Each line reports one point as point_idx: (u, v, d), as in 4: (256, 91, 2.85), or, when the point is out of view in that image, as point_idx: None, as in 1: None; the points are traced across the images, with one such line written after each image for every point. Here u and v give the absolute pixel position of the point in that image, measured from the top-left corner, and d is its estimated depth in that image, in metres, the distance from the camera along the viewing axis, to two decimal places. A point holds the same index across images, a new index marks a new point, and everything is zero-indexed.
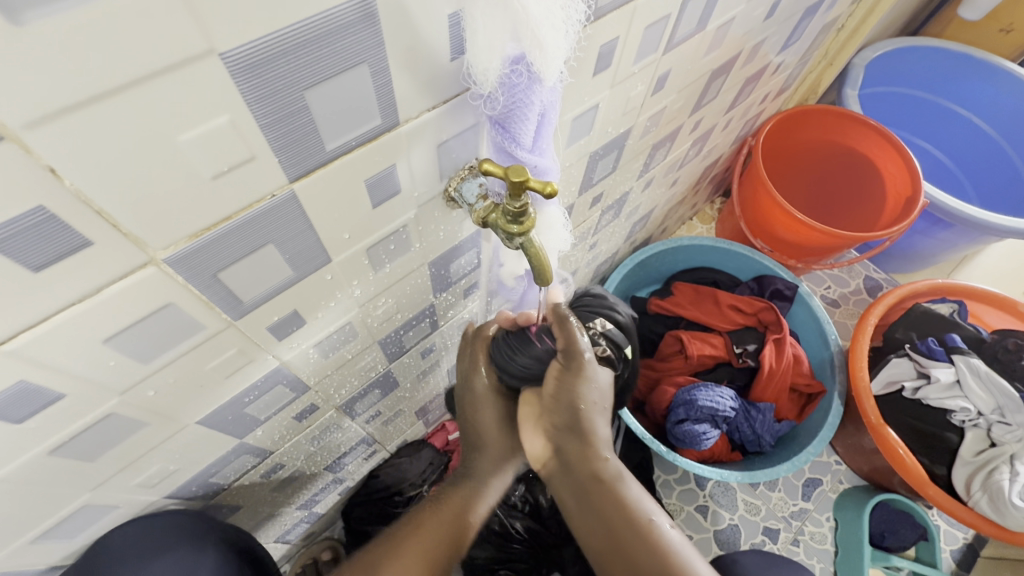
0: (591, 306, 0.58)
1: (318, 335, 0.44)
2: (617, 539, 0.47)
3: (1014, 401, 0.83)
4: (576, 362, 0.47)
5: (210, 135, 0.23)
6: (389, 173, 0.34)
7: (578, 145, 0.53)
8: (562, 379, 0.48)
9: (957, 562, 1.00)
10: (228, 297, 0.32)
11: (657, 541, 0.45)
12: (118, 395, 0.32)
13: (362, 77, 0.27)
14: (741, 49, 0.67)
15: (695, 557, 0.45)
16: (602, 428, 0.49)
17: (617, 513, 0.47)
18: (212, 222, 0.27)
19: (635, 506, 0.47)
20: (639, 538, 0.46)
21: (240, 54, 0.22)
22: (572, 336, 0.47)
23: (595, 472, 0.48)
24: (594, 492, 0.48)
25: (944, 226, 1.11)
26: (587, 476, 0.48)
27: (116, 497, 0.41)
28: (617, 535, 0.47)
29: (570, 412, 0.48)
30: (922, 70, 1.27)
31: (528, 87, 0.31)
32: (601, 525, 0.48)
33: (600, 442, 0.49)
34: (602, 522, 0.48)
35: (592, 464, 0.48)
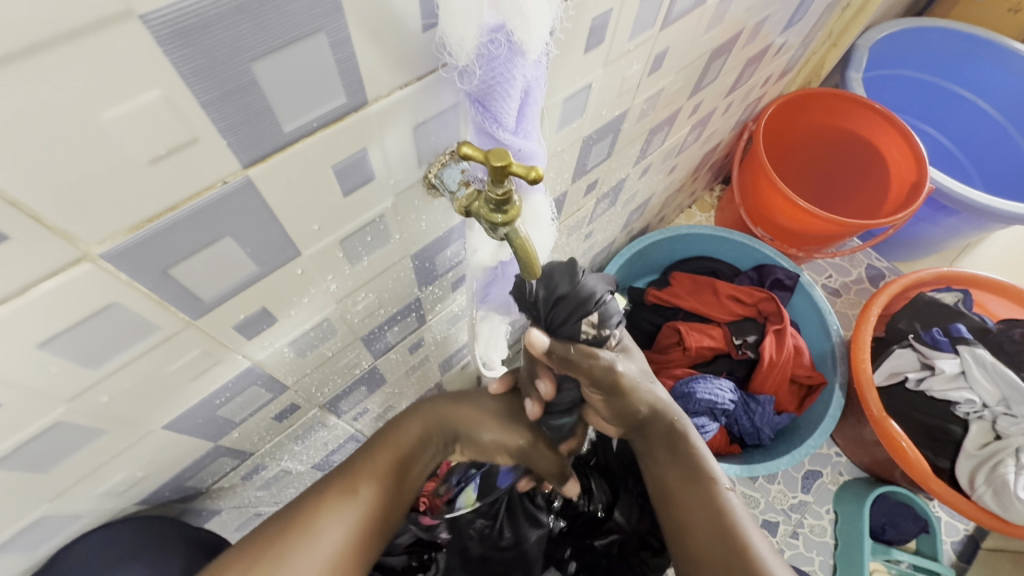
0: (568, 311, 0.40)
1: (292, 333, 0.41)
2: (681, 493, 0.53)
3: (1020, 393, 0.82)
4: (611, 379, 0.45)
5: (139, 113, 0.20)
6: (360, 158, 0.31)
7: (569, 128, 0.50)
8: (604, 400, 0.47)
9: (957, 554, 0.99)
10: (184, 295, 0.29)
11: (717, 499, 0.52)
12: (65, 402, 0.29)
13: (319, 47, 0.24)
14: (743, 27, 0.64)
15: (745, 519, 0.52)
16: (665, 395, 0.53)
17: (682, 470, 0.54)
18: (154, 213, 0.24)
19: (701, 466, 0.54)
20: (701, 494, 0.52)
21: (167, 16, 0.19)
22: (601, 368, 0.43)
23: (667, 432, 0.54)
24: (662, 448, 0.55)
25: (950, 213, 1.08)
26: (659, 434, 0.54)
27: (79, 506, 0.38)
28: (682, 488, 0.53)
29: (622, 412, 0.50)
30: (929, 51, 1.23)
31: (509, 60, 0.28)
32: (666, 479, 0.55)
33: (668, 408, 0.53)
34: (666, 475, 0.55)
35: (667, 424, 0.54)
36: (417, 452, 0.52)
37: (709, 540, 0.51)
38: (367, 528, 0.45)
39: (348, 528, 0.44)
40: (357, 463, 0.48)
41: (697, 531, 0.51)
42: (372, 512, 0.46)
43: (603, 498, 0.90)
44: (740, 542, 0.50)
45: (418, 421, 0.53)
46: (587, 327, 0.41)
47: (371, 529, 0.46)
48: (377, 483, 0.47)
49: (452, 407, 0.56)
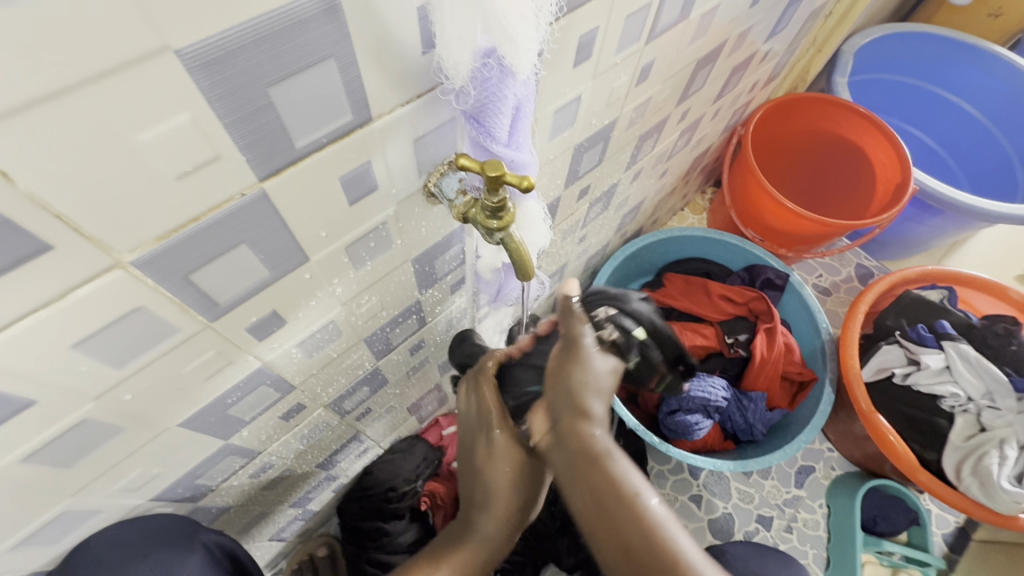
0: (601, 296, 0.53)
1: (300, 334, 0.43)
2: (606, 517, 0.44)
3: (1003, 386, 0.84)
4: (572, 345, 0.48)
5: (170, 134, 0.23)
6: (365, 170, 0.34)
7: (561, 137, 0.52)
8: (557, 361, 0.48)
9: (949, 545, 1.01)
10: (202, 299, 0.32)
11: (638, 513, 0.43)
12: (91, 400, 0.31)
13: (329, 72, 0.26)
14: (727, 37, 0.67)
15: (677, 532, 0.43)
16: (597, 405, 0.47)
17: (603, 488, 0.44)
18: (179, 223, 0.27)
19: (621, 484, 0.44)
20: (628, 520, 0.43)
21: (196, 51, 0.21)
22: (574, 325, 0.48)
23: (583, 448, 0.46)
24: (580, 468, 0.45)
25: (935, 213, 1.11)
26: (573, 452, 0.46)
27: (97, 502, 0.40)
28: (607, 516, 0.44)
29: (564, 394, 0.47)
30: (912, 55, 1.26)
31: (500, 80, 0.30)
32: (590, 502, 0.45)
33: (585, 415, 0.46)
34: (587, 501, 0.45)
35: (579, 435, 0.46)
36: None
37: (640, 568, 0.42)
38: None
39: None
40: None
41: (629, 559, 0.42)
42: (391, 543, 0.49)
43: None
44: (668, 564, 0.41)
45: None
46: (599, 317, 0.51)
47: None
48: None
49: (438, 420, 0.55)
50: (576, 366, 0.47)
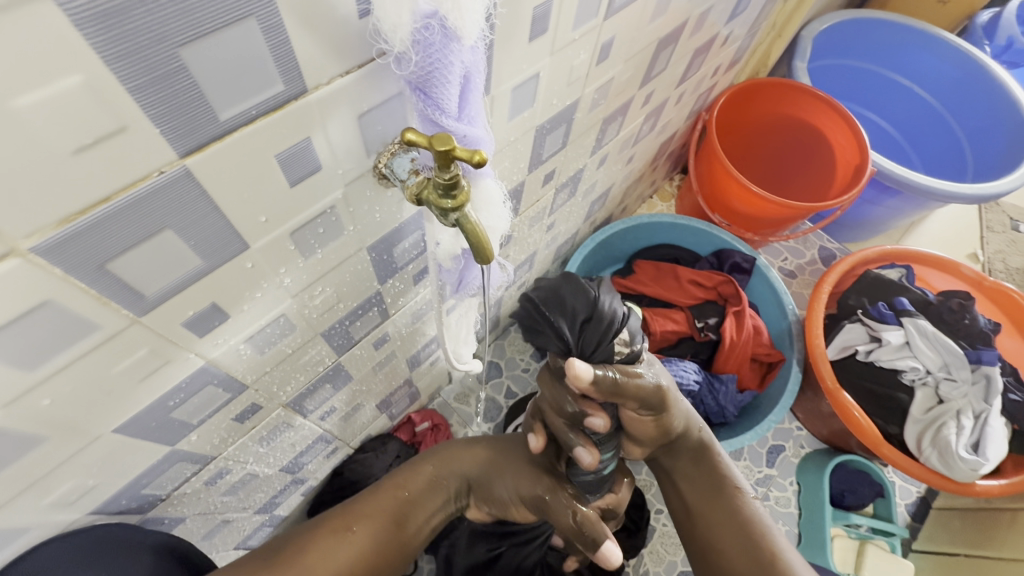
0: (599, 333, 0.44)
1: (248, 329, 0.41)
2: (707, 508, 0.63)
3: (959, 358, 0.88)
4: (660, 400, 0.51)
5: (62, 98, 0.20)
6: (304, 147, 0.31)
7: (521, 118, 0.51)
8: (654, 419, 0.54)
9: (911, 515, 1.05)
10: (125, 291, 0.29)
11: (741, 509, 0.62)
12: (1, 407, 0.28)
13: (250, 33, 0.24)
14: (688, 17, 0.66)
15: (770, 527, 0.61)
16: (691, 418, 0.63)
17: (708, 488, 0.64)
18: (85, 205, 0.24)
19: (724, 480, 0.64)
20: (727, 509, 0.62)
21: (83, 1, 0.18)
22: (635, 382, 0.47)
23: (696, 446, 0.64)
24: (693, 463, 0.65)
25: (892, 194, 1.14)
26: (687, 453, 0.65)
27: (25, 519, 0.37)
28: (710, 505, 0.63)
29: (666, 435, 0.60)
30: (868, 41, 1.29)
31: (444, 45, 0.28)
32: (698, 493, 0.64)
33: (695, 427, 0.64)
34: (697, 492, 0.64)
35: (695, 441, 0.64)
36: (426, 495, 0.59)
37: (734, 547, 0.60)
38: (361, 560, 0.50)
39: (337, 563, 0.48)
40: (358, 505, 0.54)
41: (713, 534, 0.62)
42: (363, 550, 0.50)
43: None
44: (767, 546, 0.59)
45: (429, 464, 0.60)
46: (619, 346, 0.46)
47: (360, 568, 0.50)
48: (371, 523, 0.53)
49: (461, 451, 0.62)
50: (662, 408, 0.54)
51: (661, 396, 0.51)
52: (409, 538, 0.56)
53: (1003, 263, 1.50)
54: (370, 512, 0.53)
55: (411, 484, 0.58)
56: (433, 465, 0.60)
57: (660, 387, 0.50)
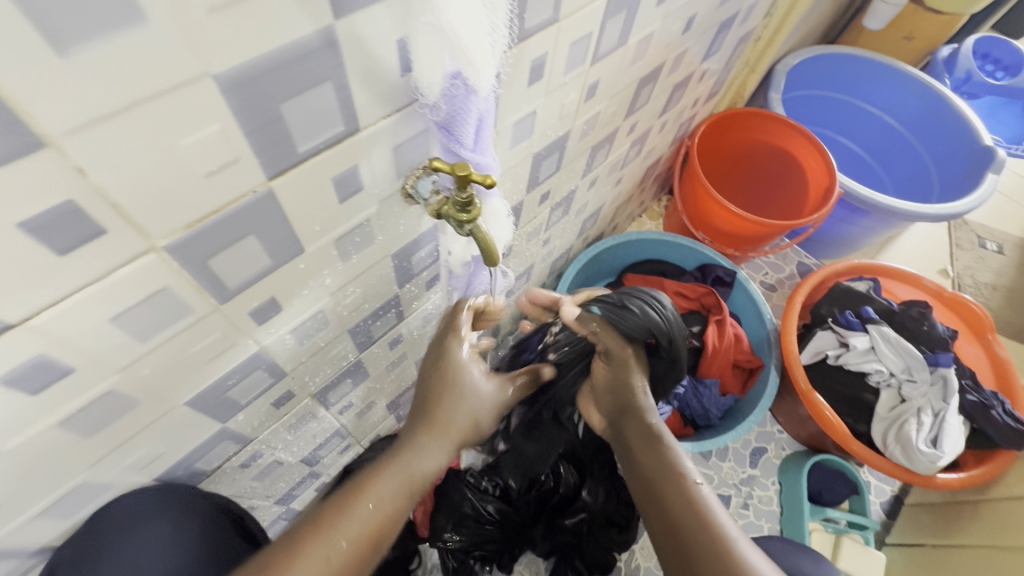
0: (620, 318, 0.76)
1: (293, 322, 0.49)
2: (658, 488, 0.59)
3: (918, 361, 0.96)
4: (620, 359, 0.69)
5: (204, 140, 0.29)
6: (352, 173, 0.40)
7: (521, 146, 0.60)
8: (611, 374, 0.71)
9: (886, 513, 1.12)
10: (215, 282, 0.37)
11: (688, 493, 0.58)
12: (117, 373, 0.36)
13: (327, 91, 0.33)
14: (665, 58, 0.76)
15: (718, 510, 0.57)
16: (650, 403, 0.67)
17: (657, 468, 0.61)
18: (202, 215, 0.32)
19: (675, 464, 0.60)
20: (677, 489, 0.58)
21: (228, 75, 0.27)
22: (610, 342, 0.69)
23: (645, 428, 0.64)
24: (642, 446, 0.64)
25: (862, 213, 1.24)
26: (639, 434, 0.64)
27: (108, 477, 0.44)
28: (659, 484, 0.60)
29: (620, 395, 0.69)
30: (838, 74, 1.40)
31: (466, 97, 0.37)
32: (643, 476, 0.62)
33: (646, 410, 0.66)
34: (645, 470, 0.62)
35: (644, 424, 0.65)
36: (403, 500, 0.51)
37: (688, 536, 0.55)
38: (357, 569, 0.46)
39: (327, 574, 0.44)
40: (329, 515, 0.46)
41: (673, 522, 0.56)
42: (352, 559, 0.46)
43: (570, 480, 0.99)
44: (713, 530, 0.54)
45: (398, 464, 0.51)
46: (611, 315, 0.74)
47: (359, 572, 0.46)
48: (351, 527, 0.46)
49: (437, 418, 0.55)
50: (623, 373, 0.68)
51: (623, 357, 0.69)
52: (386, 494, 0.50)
53: (972, 278, 1.60)
54: (346, 531, 0.46)
55: (383, 490, 0.50)
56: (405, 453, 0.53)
57: (626, 354, 0.69)
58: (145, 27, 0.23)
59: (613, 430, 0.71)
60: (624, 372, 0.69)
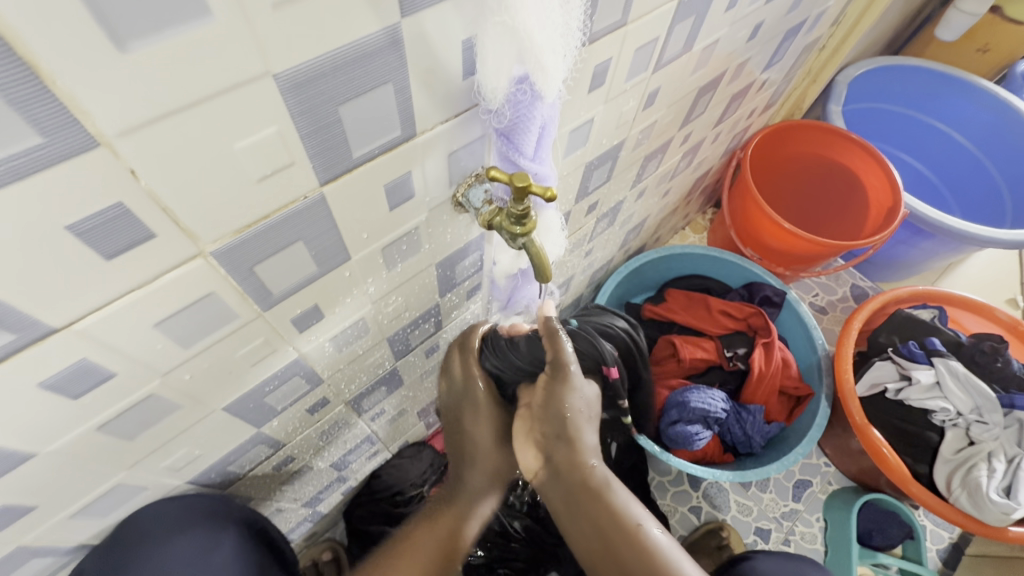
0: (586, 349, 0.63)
1: (334, 329, 0.47)
2: (611, 544, 0.52)
3: (990, 401, 0.88)
4: (562, 373, 0.51)
5: (259, 143, 0.27)
6: (404, 179, 0.38)
7: (574, 155, 0.57)
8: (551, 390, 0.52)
9: (943, 561, 1.03)
10: (261, 289, 0.36)
11: (644, 546, 0.51)
12: (158, 377, 0.35)
13: (386, 93, 0.31)
14: (727, 67, 0.72)
15: (676, 553, 0.52)
16: (590, 434, 0.54)
17: (610, 521, 0.52)
18: (253, 220, 0.31)
19: (624, 515, 0.52)
20: (632, 546, 0.51)
21: (289, 75, 0.25)
22: (559, 347, 0.50)
23: (584, 480, 0.53)
24: (584, 500, 0.53)
25: (926, 236, 1.16)
26: (577, 486, 0.53)
27: (145, 478, 0.44)
28: (613, 542, 0.52)
29: (559, 419, 0.53)
30: (904, 86, 1.32)
31: (531, 103, 0.35)
32: (594, 533, 0.53)
33: (585, 451, 0.54)
34: (596, 526, 0.53)
35: (581, 474, 0.53)
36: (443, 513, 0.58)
37: None
38: None
39: None
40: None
41: None
42: None
43: None
44: None
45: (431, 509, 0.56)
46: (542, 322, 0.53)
47: None
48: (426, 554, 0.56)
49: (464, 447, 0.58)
50: (564, 389, 0.52)
51: (564, 370, 0.51)
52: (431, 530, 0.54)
53: None
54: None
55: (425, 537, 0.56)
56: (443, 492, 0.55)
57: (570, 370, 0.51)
58: (208, 22, 0.21)
59: (547, 471, 0.56)
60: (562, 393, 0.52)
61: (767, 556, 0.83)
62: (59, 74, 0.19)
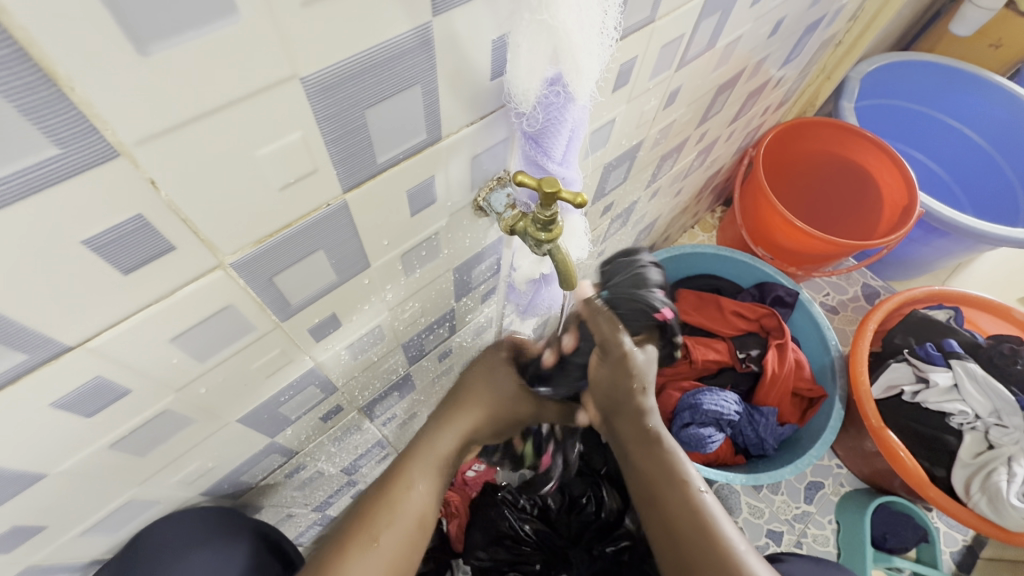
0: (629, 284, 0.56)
1: (350, 337, 0.46)
2: (656, 495, 0.52)
3: (1009, 404, 0.87)
4: (618, 355, 0.52)
5: (283, 150, 0.25)
6: (427, 184, 0.36)
7: (594, 156, 0.55)
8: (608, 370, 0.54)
9: (956, 564, 1.03)
10: (279, 299, 0.34)
11: (690, 498, 0.51)
12: (174, 392, 0.34)
13: (414, 96, 0.29)
14: (746, 64, 0.70)
15: (724, 519, 0.50)
16: (651, 402, 0.55)
17: (656, 470, 0.53)
18: (274, 230, 0.29)
19: (676, 468, 0.53)
20: (678, 495, 0.51)
21: (317, 78, 0.24)
22: (614, 332, 0.52)
23: (637, 429, 0.55)
24: (636, 449, 0.55)
25: (941, 235, 1.14)
26: (630, 436, 0.55)
27: (157, 492, 0.42)
28: (660, 491, 0.52)
29: (618, 392, 0.54)
30: (917, 83, 1.30)
31: (563, 105, 0.33)
32: (640, 481, 0.54)
33: (644, 411, 0.55)
34: (643, 477, 0.54)
35: (638, 424, 0.55)
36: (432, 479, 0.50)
37: (687, 547, 0.49)
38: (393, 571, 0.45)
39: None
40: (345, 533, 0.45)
41: (673, 534, 0.50)
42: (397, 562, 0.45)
43: (613, 505, 0.94)
44: (712, 537, 0.48)
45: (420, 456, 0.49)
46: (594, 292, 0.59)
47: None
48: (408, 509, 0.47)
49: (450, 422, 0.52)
50: (622, 371, 0.53)
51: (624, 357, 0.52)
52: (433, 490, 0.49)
53: None
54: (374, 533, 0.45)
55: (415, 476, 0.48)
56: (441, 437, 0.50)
57: (628, 352, 0.52)
58: (234, 22, 0.20)
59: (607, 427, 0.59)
60: (620, 372, 0.53)
61: (797, 560, 0.81)
62: (77, 79, 0.18)
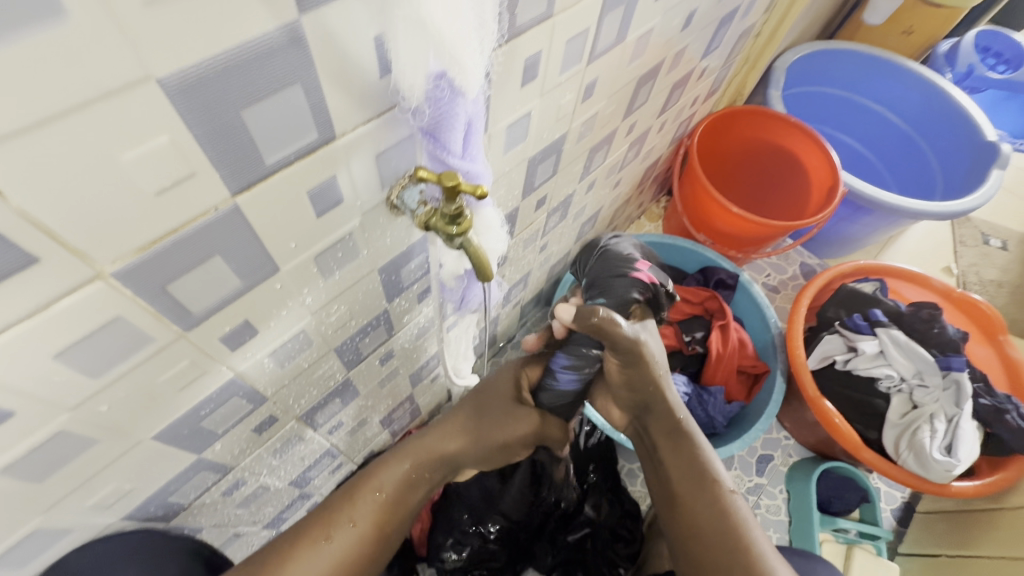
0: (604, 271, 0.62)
1: (271, 345, 0.45)
2: (683, 486, 0.67)
3: (930, 366, 0.94)
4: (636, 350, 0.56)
5: (150, 154, 0.25)
6: (330, 184, 0.36)
7: (515, 151, 0.56)
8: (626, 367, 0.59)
9: (897, 520, 1.11)
10: (178, 308, 0.33)
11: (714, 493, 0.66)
12: (68, 411, 0.33)
13: (295, 95, 0.29)
14: (665, 56, 0.73)
15: (739, 511, 0.65)
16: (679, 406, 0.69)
17: (685, 467, 0.68)
18: (156, 237, 0.28)
19: (701, 466, 0.67)
20: (701, 492, 0.66)
21: (175, 79, 0.24)
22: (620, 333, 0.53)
23: (672, 432, 0.69)
24: (668, 446, 0.69)
25: (866, 212, 1.21)
26: (663, 435, 0.69)
27: (68, 519, 0.41)
28: (689, 487, 0.67)
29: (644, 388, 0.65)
30: (838, 70, 1.37)
31: (452, 99, 0.34)
32: (670, 476, 0.69)
33: (674, 411, 0.68)
34: (671, 472, 0.69)
35: (672, 425, 0.68)
36: (405, 492, 0.59)
37: (707, 534, 0.65)
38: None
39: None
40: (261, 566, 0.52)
41: (696, 527, 0.66)
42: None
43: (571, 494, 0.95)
44: (732, 528, 0.63)
45: (408, 461, 0.60)
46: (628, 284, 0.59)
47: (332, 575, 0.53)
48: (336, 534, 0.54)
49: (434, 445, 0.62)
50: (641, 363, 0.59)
51: (638, 349, 0.56)
52: (388, 533, 0.58)
53: (977, 275, 1.57)
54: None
55: (388, 483, 0.58)
56: (412, 461, 0.60)
57: (639, 343, 0.56)
58: (63, 24, 0.19)
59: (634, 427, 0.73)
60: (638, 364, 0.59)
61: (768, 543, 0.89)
62: None
